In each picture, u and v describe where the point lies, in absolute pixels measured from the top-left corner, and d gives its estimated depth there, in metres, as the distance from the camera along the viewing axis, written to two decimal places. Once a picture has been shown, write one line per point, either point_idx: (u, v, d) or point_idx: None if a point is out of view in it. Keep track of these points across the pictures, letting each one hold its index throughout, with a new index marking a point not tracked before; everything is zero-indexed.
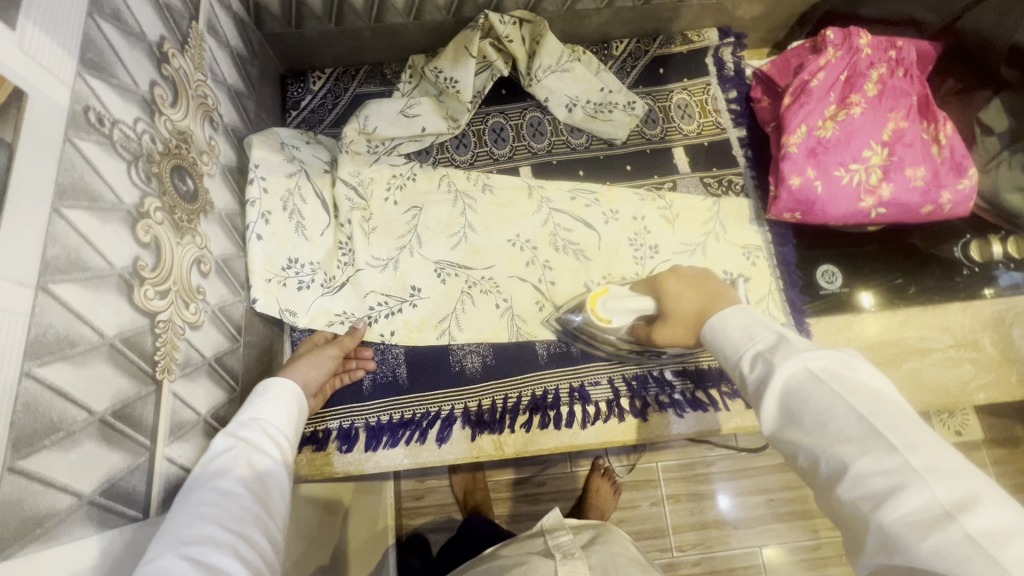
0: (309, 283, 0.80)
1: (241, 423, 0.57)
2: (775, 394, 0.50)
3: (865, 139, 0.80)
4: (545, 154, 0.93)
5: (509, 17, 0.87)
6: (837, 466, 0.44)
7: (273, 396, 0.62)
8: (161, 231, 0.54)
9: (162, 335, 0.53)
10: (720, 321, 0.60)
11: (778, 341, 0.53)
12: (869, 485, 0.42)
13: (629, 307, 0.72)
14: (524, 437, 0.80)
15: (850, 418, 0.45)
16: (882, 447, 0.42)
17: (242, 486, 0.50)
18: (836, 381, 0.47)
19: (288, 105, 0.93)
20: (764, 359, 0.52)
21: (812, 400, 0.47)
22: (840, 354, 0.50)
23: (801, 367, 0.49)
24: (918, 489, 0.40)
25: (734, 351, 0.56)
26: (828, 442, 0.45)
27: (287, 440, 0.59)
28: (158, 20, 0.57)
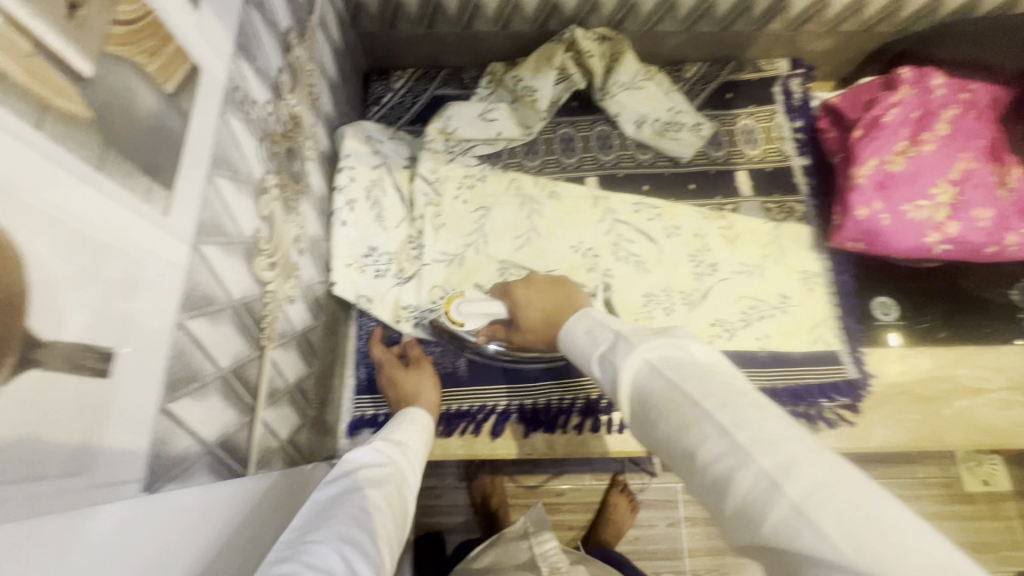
0: (384, 272, 0.83)
1: (387, 446, 0.62)
2: (627, 391, 0.50)
3: (933, 177, 0.81)
4: (611, 167, 0.96)
5: (591, 33, 0.89)
6: (688, 457, 0.42)
7: (412, 430, 0.68)
8: (275, 206, 0.58)
9: (269, 304, 0.57)
10: (569, 330, 0.63)
11: (618, 341, 0.54)
12: (712, 472, 0.39)
13: (480, 312, 0.77)
14: (576, 438, 0.83)
15: (685, 401, 0.43)
16: (715, 425, 0.40)
17: (385, 508, 0.53)
18: (671, 370, 0.46)
19: (369, 100, 0.96)
20: (615, 362, 0.53)
21: (656, 395, 0.46)
22: (668, 339, 0.50)
23: (642, 361, 0.49)
24: (749, 468, 0.37)
25: (587, 358, 0.58)
26: (678, 427, 0.43)
27: (414, 478, 0.62)
28: (288, 11, 0.62)
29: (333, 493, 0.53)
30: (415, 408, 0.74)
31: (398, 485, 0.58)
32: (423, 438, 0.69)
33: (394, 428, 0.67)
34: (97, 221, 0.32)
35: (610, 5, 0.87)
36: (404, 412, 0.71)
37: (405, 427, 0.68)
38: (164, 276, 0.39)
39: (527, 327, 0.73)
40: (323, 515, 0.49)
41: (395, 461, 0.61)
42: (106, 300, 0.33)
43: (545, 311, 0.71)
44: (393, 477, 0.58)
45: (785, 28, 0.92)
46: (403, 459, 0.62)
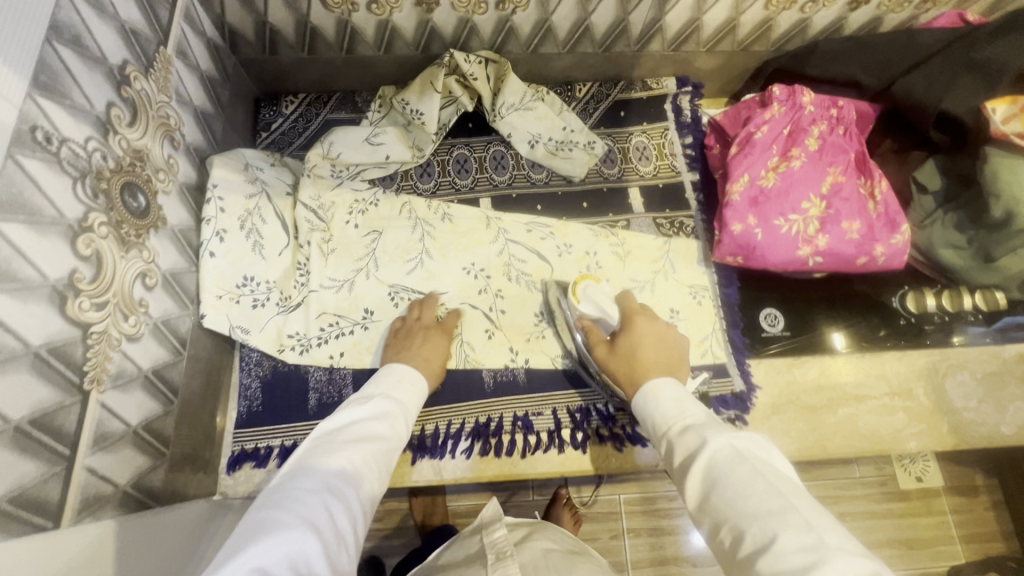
0: (264, 301, 0.82)
1: (376, 400, 0.66)
2: (702, 468, 0.52)
3: (804, 191, 0.84)
4: (505, 187, 0.97)
5: (474, 56, 0.90)
6: (760, 540, 0.44)
7: (406, 385, 0.71)
8: (104, 244, 0.56)
9: (95, 347, 0.54)
10: (649, 395, 0.63)
11: (707, 420, 0.57)
12: (785, 561, 0.42)
13: (599, 304, 0.80)
14: (464, 463, 0.82)
15: (770, 492, 0.47)
16: (800, 523, 0.44)
17: (370, 463, 0.58)
18: (755, 461, 0.50)
19: (259, 126, 0.95)
20: (697, 433, 0.55)
21: (735, 477, 0.49)
22: (749, 435, 0.54)
23: (728, 445, 0.52)
24: (831, 562, 0.40)
25: (665, 422, 0.59)
26: (747, 510, 0.47)
27: (403, 431, 0.66)
28: (122, 44, 0.60)
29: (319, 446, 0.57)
30: (401, 361, 0.76)
31: (386, 437, 0.62)
32: (415, 388, 0.72)
33: (387, 379, 0.71)
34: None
35: (488, 29, 0.87)
36: (396, 364, 0.74)
37: (394, 379, 0.71)
38: None
39: (621, 350, 0.72)
40: (309, 464, 0.54)
41: (385, 416, 0.65)
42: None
43: (649, 358, 0.70)
44: (381, 431, 0.62)
45: (666, 49, 0.95)
46: (393, 411, 0.66)
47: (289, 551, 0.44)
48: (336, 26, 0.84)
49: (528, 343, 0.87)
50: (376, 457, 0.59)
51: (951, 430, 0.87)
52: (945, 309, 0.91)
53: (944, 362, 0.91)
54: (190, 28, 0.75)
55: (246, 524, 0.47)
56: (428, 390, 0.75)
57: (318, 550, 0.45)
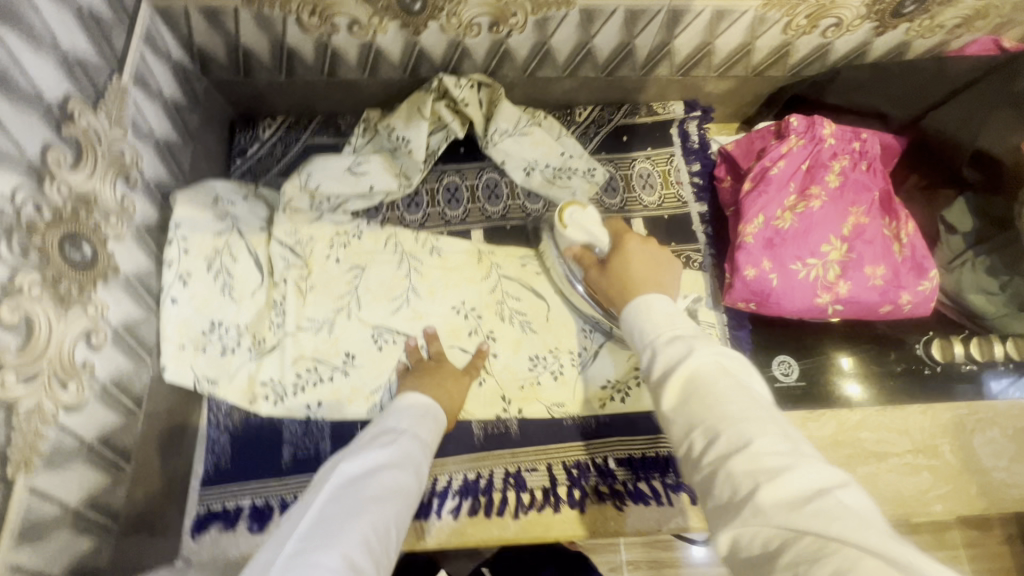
0: (233, 348, 0.75)
1: (401, 442, 0.59)
2: (681, 376, 0.46)
3: (823, 233, 0.77)
4: (499, 218, 0.90)
5: (466, 80, 0.83)
6: (730, 442, 0.41)
7: (427, 425, 0.64)
8: (37, 307, 0.50)
9: (23, 425, 0.48)
10: (643, 308, 0.54)
11: (698, 334, 0.50)
12: (759, 465, 0.39)
13: (586, 230, 0.73)
14: (451, 524, 0.75)
15: (750, 405, 0.43)
16: (776, 432, 0.41)
17: (397, 523, 0.51)
18: (738, 376, 0.45)
19: (234, 152, 0.89)
20: (685, 342, 0.49)
21: (712, 383, 0.45)
22: (732, 351, 0.48)
23: (716, 358, 0.47)
24: (803, 469, 0.38)
25: (649, 330, 0.52)
26: (722, 412, 0.43)
27: (426, 480, 0.59)
28: (63, 76, 0.54)
29: (345, 494, 0.50)
30: (421, 394, 0.69)
31: (412, 490, 0.55)
32: (434, 426, 0.66)
33: (412, 419, 0.64)
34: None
35: (481, 52, 0.80)
36: (418, 400, 0.67)
37: (416, 416, 0.64)
38: None
39: (612, 270, 0.65)
40: (332, 524, 0.47)
41: (412, 461, 0.58)
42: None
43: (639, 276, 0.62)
44: (407, 479, 0.55)
45: (674, 73, 0.87)
46: (419, 457, 0.59)
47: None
48: (315, 49, 0.77)
49: (521, 391, 0.81)
50: (401, 516, 0.52)
51: (980, 492, 0.80)
52: (973, 358, 0.85)
53: (973, 416, 0.83)
54: (151, 52, 0.68)
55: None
56: (442, 423, 0.68)
57: None
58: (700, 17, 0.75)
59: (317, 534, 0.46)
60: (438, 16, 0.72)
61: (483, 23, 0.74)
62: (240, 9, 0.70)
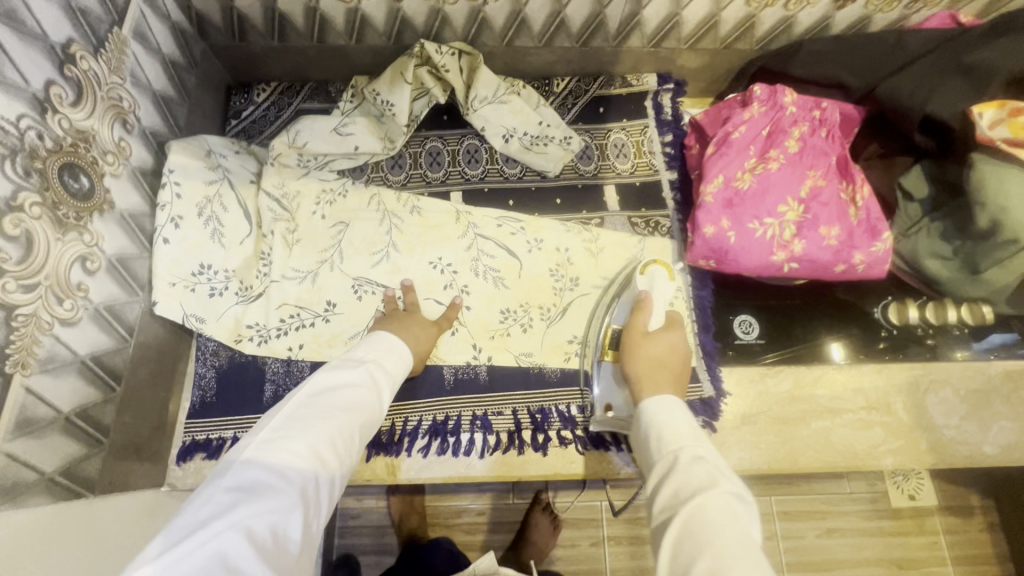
0: (221, 290, 0.80)
1: (369, 365, 0.65)
2: (695, 512, 0.49)
3: (781, 194, 0.81)
4: (478, 181, 0.95)
5: (447, 48, 0.88)
6: None
7: (396, 356, 0.70)
8: (36, 225, 0.55)
9: (21, 329, 0.53)
10: (666, 408, 0.62)
11: (719, 464, 0.54)
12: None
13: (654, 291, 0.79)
14: (420, 462, 0.80)
15: (758, 569, 0.43)
16: None
17: (361, 431, 0.58)
18: (750, 531, 0.47)
19: (229, 113, 0.94)
20: (702, 464, 0.54)
21: (719, 534, 0.46)
22: (747, 501, 0.50)
23: (732, 503, 0.49)
24: None
25: (672, 450, 0.57)
26: (723, 564, 0.44)
27: (390, 397, 0.65)
28: (67, 22, 0.59)
29: (316, 403, 0.56)
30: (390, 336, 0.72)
31: (374, 407, 0.61)
32: (400, 359, 0.70)
33: (380, 349, 0.69)
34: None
35: (460, 20, 0.85)
36: (393, 336, 0.72)
37: (384, 346, 0.70)
38: None
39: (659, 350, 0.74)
40: (300, 423, 0.53)
41: (376, 384, 0.64)
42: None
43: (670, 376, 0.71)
44: (371, 396, 0.62)
45: (646, 45, 0.91)
46: (383, 382, 0.65)
47: (273, 517, 0.45)
48: (305, 13, 0.83)
49: (492, 340, 0.85)
50: (364, 429, 0.59)
51: (930, 448, 0.83)
52: (928, 321, 0.88)
53: (926, 377, 0.87)
54: (151, 10, 0.74)
55: (227, 479, 0.47)
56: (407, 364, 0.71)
57: (299, 520, 0.47)
58: None
59: (286, 430, 0.53)
60: None
61: None
62: None
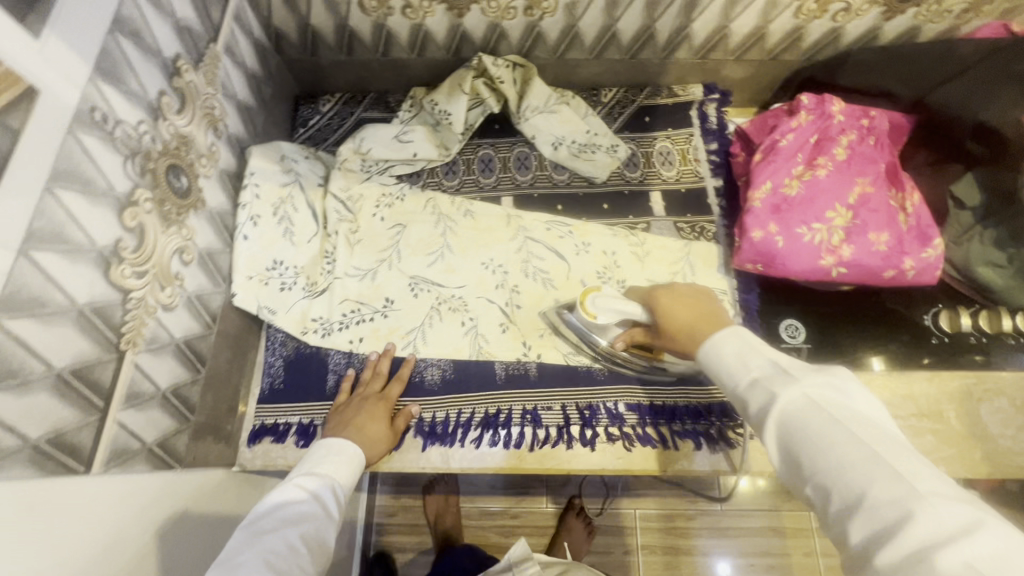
0: (291, 285, 0.86)
1: (297, 479, 0.68)
2: (776, 426, 0.50)
3: (829, 200, 0.82)
4: (528, 187, 0.99)
5: (503, 61, 0.93)
6: (846, 497, 0.44)
7: (336, 457, 0.73)
8: (148, 219, 0.61)
9: (133, 310, 0.59)
10: (713, 348, 0.59)
11: (773, 368, 0.53)
12: (882, 514, 0.41)
13: (614, 309, 0.76)
14: (473, 452, 0.83)
15: (853, 445, 0.45)
16: (888, 474, 0.43)
17: (300, 535, 0.60)
18: (834, 408, 0.48)
19: (297, 122, 1.01)
20: (762, 383, 0.53)
21: (812, 429, 0.48)
22: (829, 382, 0.51)
23: (802, 396, 0.50)
24: (924, 515, 0.39)
25: (730, 378, 0.56)
26: (824, 460, 0.46)
27: (333, 502, 0.68)
28: (176, 39, 0.66)
29: (250, 536, 0.59)
30: (332, 437, 0.76)
31: (316, 517, 0.64)
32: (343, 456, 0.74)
33: (317, 457, 0.72)
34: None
35: (516, 34, 0.90)
36: (335, 436, 0.76)
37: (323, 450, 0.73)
38: None
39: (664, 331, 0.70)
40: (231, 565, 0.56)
41: (315, 491, 0.67)
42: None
43: (688, 317, 0.67)
44: (308, 508, 0.64)
45: (693, 56, 0.95)
46: (322, 488, 0.68)
47: None
48: (373, 29, 0.89)
49: (540, 338, 0.89)
50: (306, 533, 0.61)
51: (985, 458, 0.81)
52: (982, 329, 0.87)
53: (981, 386, 0.85)
54: (239, 27, 0.80)
55: None
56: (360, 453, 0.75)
57: None
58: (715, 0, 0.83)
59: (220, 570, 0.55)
60: None
61: (519, 6, 0.84)
62: None
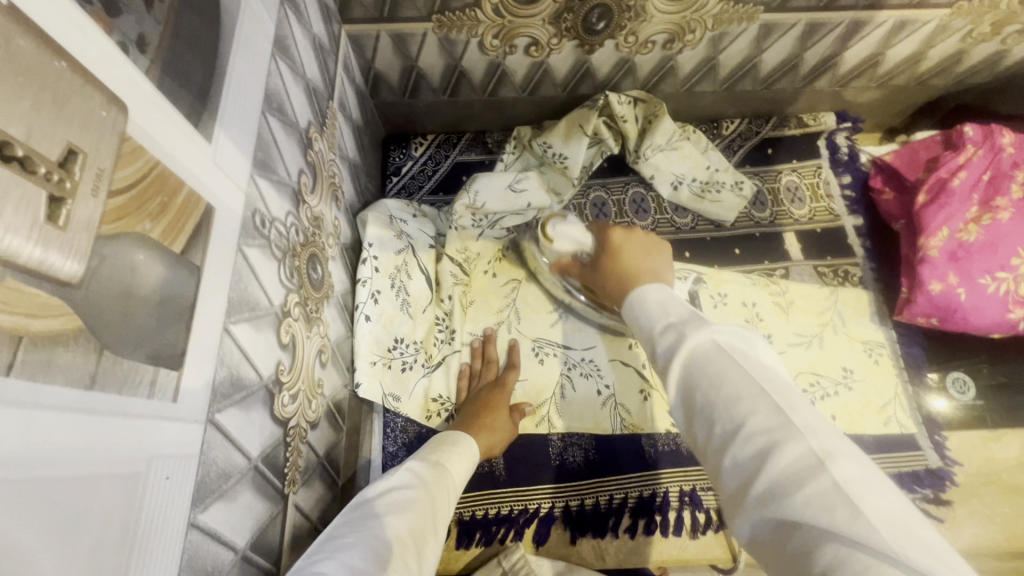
0: (411, 364, 0.76)
1: (410, 462, 0.60)
2: (675, 361, 0.41)
3: (1012, 246, 0.73)
4: (648, 233, 0.90)
5: (625, 97, 0.84)
6: (726, 430, 0.36)
7: (449, 449, 0.64)
8: (297, 328, 0.51)
9: (292, 442, 0.49)
10: (640, 298, 0.50)
11: (690, 315, 0.44)
12: (750, 448, 0.35)
13: (572, 238, 0.73)
14: (628, 544, 0.74)
15: (744, 378, 0.37)
16: (772, 406, 0.35)
17: (412, 525, 0.50)
18: (736, 351, 0.40)
19: (388, 170, 0.91)
20: (670, 324, 0.44)
21: (711, 364, 0.39)
22: (729, 318, 0.42)
23: (708, 338, 0.41)
24: (793, 444, 0.33)
25: (647, 322, 0.47)
26: (712, 390, 0.38)
27: (446, 497, 0.58)
28: (307, 104, 0.56)
29: (359, 520, 0.50)
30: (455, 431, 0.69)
31: (427, 502, 0.54)
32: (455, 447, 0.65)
33: (432, 449, 0.64)
34: (79, 445, 0.25)
35: (647, 68, 0.81)
36: (447, 433, 0.68)
37: (437, 442, 0.66)
38: (174, 477, 0.32)
39: (603, 268, 0.66)
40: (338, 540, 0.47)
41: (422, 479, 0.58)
42: (76, 544, 0.25)
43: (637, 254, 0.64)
44: (420, 495, 0.55)
45: (833, 84, 0.86)
46: (429, 474, 0.59)
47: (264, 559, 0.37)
48: (487, 69, 0.79)
49: None
50: (415, 526, 0.50)
51: None
52: None
53: None
54: (346, 77, 0.71)
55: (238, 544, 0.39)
56: (477, 455, 0.68)
57: None
58: (882, 27, 0.74)
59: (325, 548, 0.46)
60: (618, 34, 0.73)
61: (659, 40, 0.75)
62: (428, 33, 0.72)
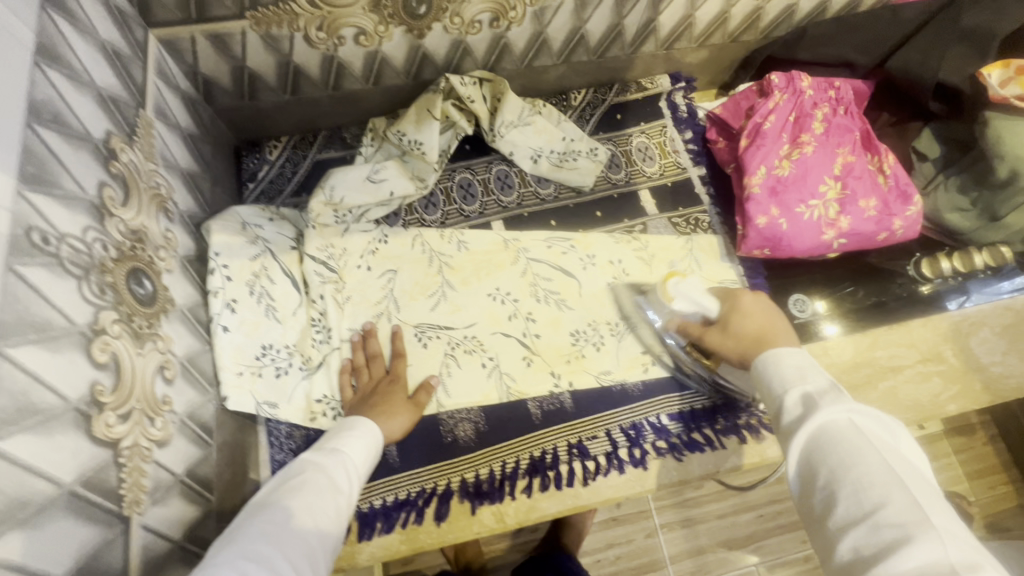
0: (286, 368, 0.75)
1: (314, 451, 0.60)
2: (808, 432, 0.47)
3: (819, 175, 0.84)
4: (515, 208, 0.93)
5: (469, 78, 0.86)
6: (855, 512, 0.41)
7: (351, 435, 0.64)
8: (120, 345, 0.49)
9: (127, 465, 0.47)
10: (772, 359, 0.56)
11: (831, 386, 0.50)
12: (879, 538, 0.39)
13: (695, 300, 0.76)
14: (526, 502, 0.77)
15: (882, 467, 0.42)
16: (909, 500, 0.40)
17: (314, 511, 0.51)
18: (875, 439, 0.45)
19: (243, 177, 0.88)
20: (808, 396, 0.50)
21: (846, 444, 0.44)
22: (870, 409, 0.47)
23: (846, 416, 0.46)
24: (928, 543, 0.37)
25: (779, 383, 0.53)
26: (844, 470, 0.43)
27: (352, 487, 0.59)
28: (102, 113, 0.53)
29: (253, 510, 0.51)
30: (360, 415, 0.69)
31: (333, 494, 0.55)
32: (365, 439, 0.65)
33: (328, 438, 0.64)
34: None
35: (482, 48, 0.84)
36: (352, 419, 0.67)
37: (342, 431, 0.65)
38: None
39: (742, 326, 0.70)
40: (235, 536, 0.47)
41: (324, 465, 0.57)
42: None
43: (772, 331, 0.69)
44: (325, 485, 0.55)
45: (659, 48, 0.93)
46: (331, 460, 0.59)
47: None
48: (322, 63, 0.78)
49: (568, 364, 0.83)
50: (311, 514, 0.51)
51: (983, 386, 0.86)
52: (958, 271, 0.89)
53: (968, 321, 0.89)
54: (163, 82, 0.68)
55: None
56: (382, 439, 0.68)
57: None
58: None
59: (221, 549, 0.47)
60: (442, 16, 0.75)
61: (484, 19, 0.78)
62: (248, 31, 0.70)
